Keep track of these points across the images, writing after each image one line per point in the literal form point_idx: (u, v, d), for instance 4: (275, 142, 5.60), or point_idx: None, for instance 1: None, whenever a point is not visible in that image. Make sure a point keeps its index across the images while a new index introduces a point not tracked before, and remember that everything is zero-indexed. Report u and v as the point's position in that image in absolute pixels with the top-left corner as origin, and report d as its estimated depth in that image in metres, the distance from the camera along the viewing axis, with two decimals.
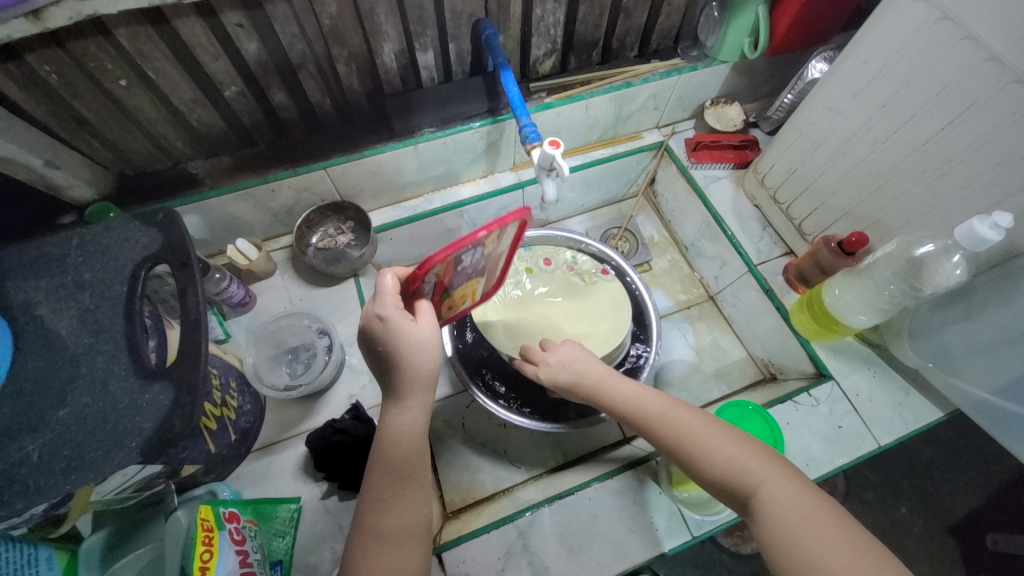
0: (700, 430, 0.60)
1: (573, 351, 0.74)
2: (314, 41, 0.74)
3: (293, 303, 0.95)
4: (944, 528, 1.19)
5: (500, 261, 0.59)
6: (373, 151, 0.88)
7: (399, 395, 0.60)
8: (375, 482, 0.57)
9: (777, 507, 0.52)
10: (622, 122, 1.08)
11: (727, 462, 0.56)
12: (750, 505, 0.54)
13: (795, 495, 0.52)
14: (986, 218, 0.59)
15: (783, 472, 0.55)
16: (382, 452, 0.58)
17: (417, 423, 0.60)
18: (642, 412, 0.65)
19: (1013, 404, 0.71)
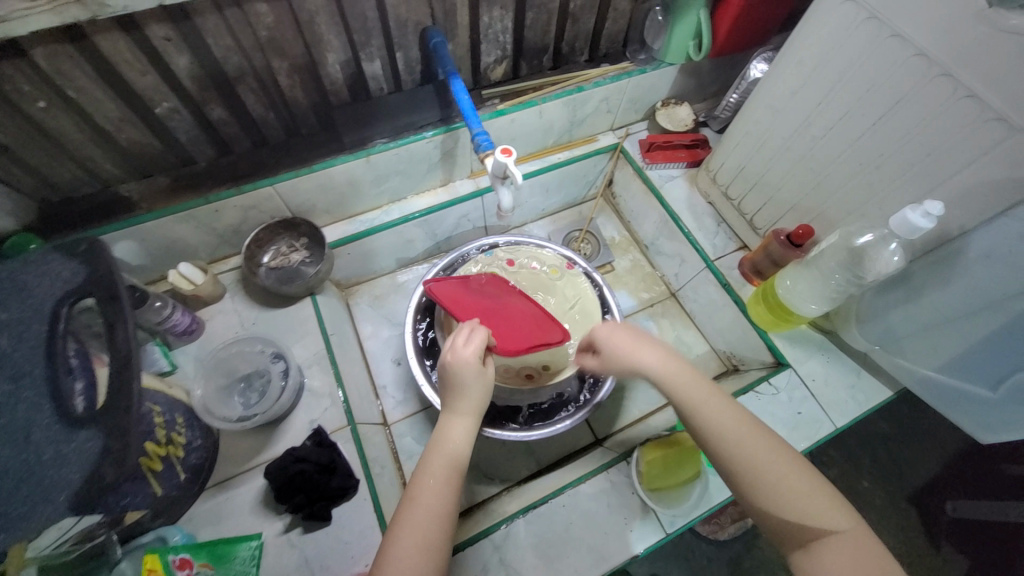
0: (782, 463, 0.55)
1: (645, 342, 0.67)
2: (251, 53, 0.71)
3: (246, 327, 0.88)
4: (904, 498, 1.26)
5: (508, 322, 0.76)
6: (323, 165, 0.85)
7: (460, 409, 0.63)
8: (428, 475, 0.58)
9: (848, 560, 0.49)
10: (577, 125, 1.09)
11: (802, 504, 0.52)
12: (815, 549, 0.51)
13: (871, 551, 0.50)
14: (918, 207, 0.62)
15: (855, 522, 0.52)
16: (439, 454, 0.60)
17: (466, 438, 0.62)
18: (719, 424, 0.58)
19: (953, 379, 0.76)
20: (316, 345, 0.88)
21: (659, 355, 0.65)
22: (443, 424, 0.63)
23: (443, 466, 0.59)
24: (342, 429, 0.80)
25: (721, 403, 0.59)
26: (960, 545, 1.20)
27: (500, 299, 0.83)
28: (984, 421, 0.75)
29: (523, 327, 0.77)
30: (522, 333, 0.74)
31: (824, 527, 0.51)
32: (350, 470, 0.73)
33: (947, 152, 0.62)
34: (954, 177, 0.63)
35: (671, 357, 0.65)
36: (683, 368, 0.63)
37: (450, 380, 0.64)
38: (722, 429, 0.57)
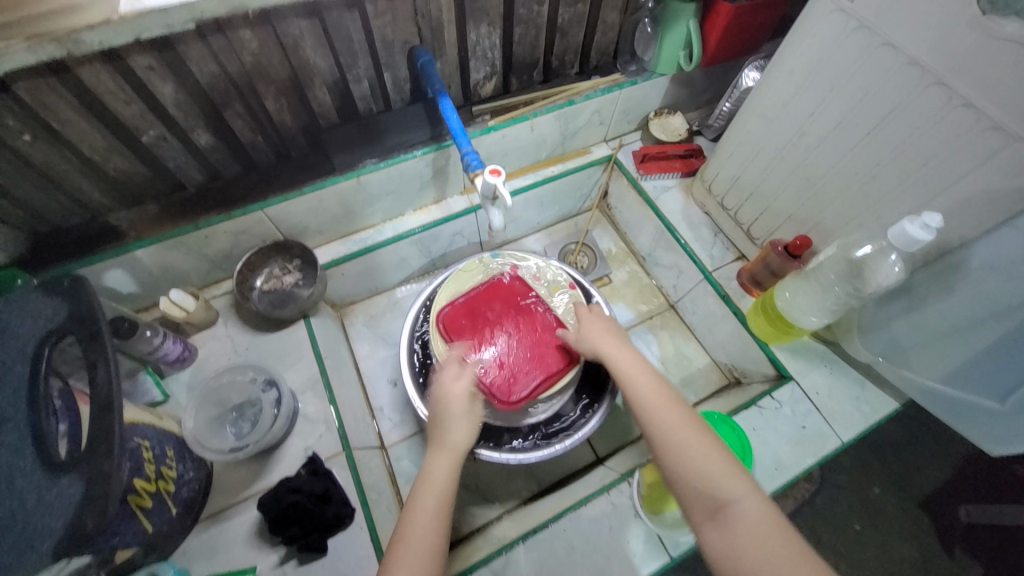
0: (690, 432, 0.60)
1: (598, 330, 0.76)
2: (237, 79, 0.70)
3: (239, 354, 0.87)
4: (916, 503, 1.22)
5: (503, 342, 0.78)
6: (313, 188, 0.85)
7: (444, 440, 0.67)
8: (418, 504, 0.60)
9: (742, 527, 0.52)
10: (570, 138, 1.08)
11: (706, 474, 0.56)
12: (717, 517, 0.54)
13: (765, 520, 0.52)
14: (916, 219, 0.61)
15: (757, 494, 0.54)
16: (427, 483, 0.63)
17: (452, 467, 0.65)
18: (644, 399, 0.66)
19: (960, 392, 0.74)
20: (309, 370, 0.87)
21: (604, 343, 0.74)
22: (429, 456, 0.66)
23: (430, 499, 0.61)
24: (338, 456, 0.78)
25: (646, 382, 0.67)
26: (973, 551, 1.16)
27: (500, 324, 0.79)
28: (994, 434, 0.73)
29: (528, 365, 0.76)
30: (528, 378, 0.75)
31: (719, 486, 0.55)
32: (346, 499, 0.72)
33: (945, 161, 0.61)
34: (952, 187, 0.61)
35: (615, 343, 0.74)
36: (622, 353, 0.72)
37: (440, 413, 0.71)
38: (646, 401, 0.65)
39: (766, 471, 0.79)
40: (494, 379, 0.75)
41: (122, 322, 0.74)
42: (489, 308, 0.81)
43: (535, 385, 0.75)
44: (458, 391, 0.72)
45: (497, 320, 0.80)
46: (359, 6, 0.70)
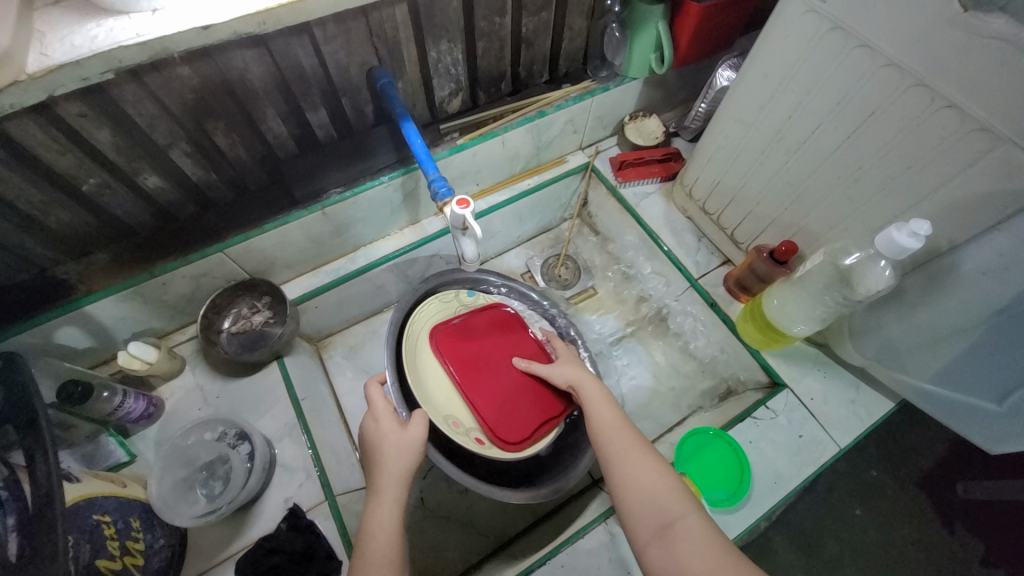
0: (637, 454, 0.60)
1: (570, 362, 0.78)
2: (182, 118, 0.66)
3: (210, 404, 0.84)
4: (914, 483, 1.17)
5: (492, 392, 0.79)
6: (275, 223, 0.80)
7: (382, 490, 0.61)
8: (361, 562, 0.56)
9: (683, 544, 0.51)
10: (544, 150, 1.05)
11: (651, 492, 0.56)
12: (663, 537, 0.53)
13: (707, 537, 0.52)
14: (904, 227, 0.58)
15: (699, 512, 0.54)
16: (369, 545, 0.57)
17: (394, 520, 0.59)
18: (599, 421, 0.66)
19: (948, 390, 0.73)
20: (286, 415, 0.83)
21: (570, 369, 0.75)
22: (370, 508, 0.60)
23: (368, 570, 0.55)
24: (321, 504, 0.74)
25: (602, 403, 0.68)
26: (972, 526, 1.13)
27: (500, 356, 0.82)
28: (990, 433, 0.72)
29: (527, 405, 0.78)
30: (525, 418, 0.77)
31: (668, 507, 0.55)
32: (332, 551, 0.68)
33: (930, 164, 0.59)
34: (939, 190, 0.59)
35: (579, 369, 0.75)
36: (585, 377, 0.73)
37: (374, 461, 0.65)
38: (598, 426, 0.65)
39: (766, 486, 0.76)
40: (491, 427, 0.76)
41: (76, 386, 0.68)
42: (492, 337, 0.84)
43: (533, 426, 0.77)
44: (386, 434, 0.66)
45: (499, 351, 0.82)
46: (308, 31, 0.66)
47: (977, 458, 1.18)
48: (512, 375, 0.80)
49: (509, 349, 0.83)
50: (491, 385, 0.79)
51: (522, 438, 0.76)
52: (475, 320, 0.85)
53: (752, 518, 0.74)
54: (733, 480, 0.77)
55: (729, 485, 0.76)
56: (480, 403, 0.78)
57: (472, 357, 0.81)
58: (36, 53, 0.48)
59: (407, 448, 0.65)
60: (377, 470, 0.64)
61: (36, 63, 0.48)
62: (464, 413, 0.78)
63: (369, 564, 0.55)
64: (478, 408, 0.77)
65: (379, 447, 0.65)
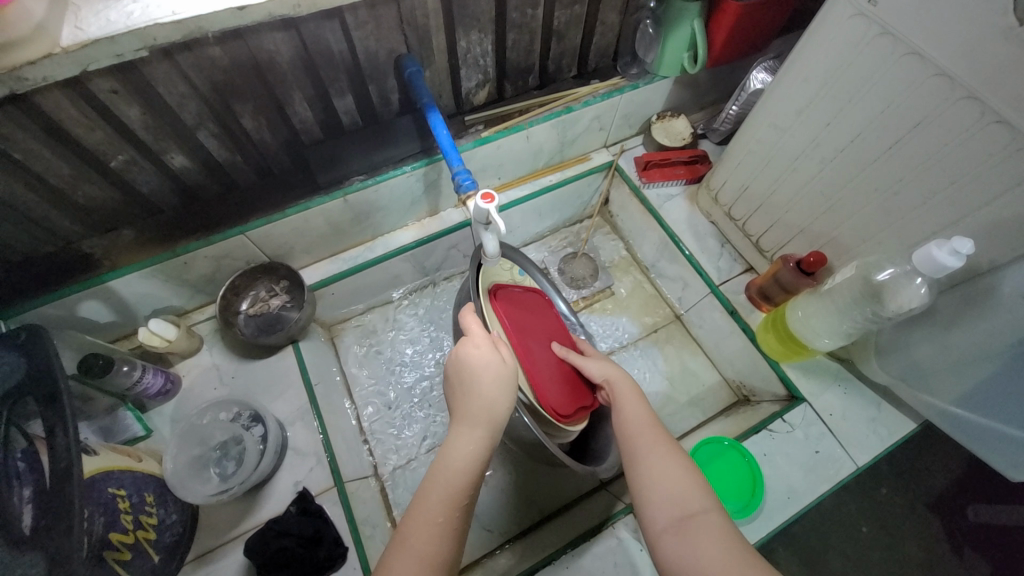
0: (662, 448, 0.59)
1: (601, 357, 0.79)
2: (210, 98, 0.66)
3: (225, 383, 0.85)
4: (926, 506, 1.14)
5: (541, 362, 0.77)
6: (297, 208, 0.80)
7: (473, 416, 0.59)
8: (437, 485, 0.53)
9: (700, 539, 0.50)
10: (568, 146, 1.03)
11: (674, 486, 0.55)
12: (682, 528, 0.52)
13: (728, 536, 0.50)
14: (945, 244, 0.56)
15: (719, 511, 0.53)
16: (450, 465, 0.55)
17: (479, 452, 0.57)
18: (626, 413, 0.65)
19: (974, 414, 0.70)
20: (298, 399, 0.83)
21: (605, 365, 0.76)
22: (451, 436, 0.58)
23: (446, 492, 0.53)
24: (330, 490, 0.75)
25: (631, 400, 0.67)
26: (985, 553, 1.09)
27: (542, 335, 0.81)
28: (1014, 461, 0.69)
29: (575, 384, 0.78)
30: (567, 394, 0.76)
31: (688, 503, 0.53)
32: (339, 537, 0.69)
33: (975, 180, 0.56)
34: (982, 208, 0.57)
35: (615, 365, 0.75)
36: (620, 373, 0.73)
37: (466, 390, 0.62)
38: (625, 415, 0.65)
39: (779, 500, 0.75)
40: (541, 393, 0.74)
41: (97, 360, 0.70)
42: (535, 318, 0.83)
43: (573, 406, 0.76)
44: (486, 365, 0.63)
45: (547, 331, 0.83)
46: (339, 16, 0.65)
47: (993, 483, 1.14)
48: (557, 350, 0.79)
49: (548, 333, 0.83)
50: (540, 354, 0.77)
51: (570, 413, 0.75)
52: (524, 297, 0.85)
53: (762, 531, 0.73)
54: (745, 491, 0.75)
55: (741, 497, 0.74)
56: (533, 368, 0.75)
57: (526, 325, 0.80)
58: (71, 26, 0.48)
59: (505, 388, 0.62)
60: (471, 395, 0.61)
61: (70, 37, 0.48)
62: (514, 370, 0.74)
63: (444, 488, 0.53)
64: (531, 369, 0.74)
65: (476, 378, 0.62)
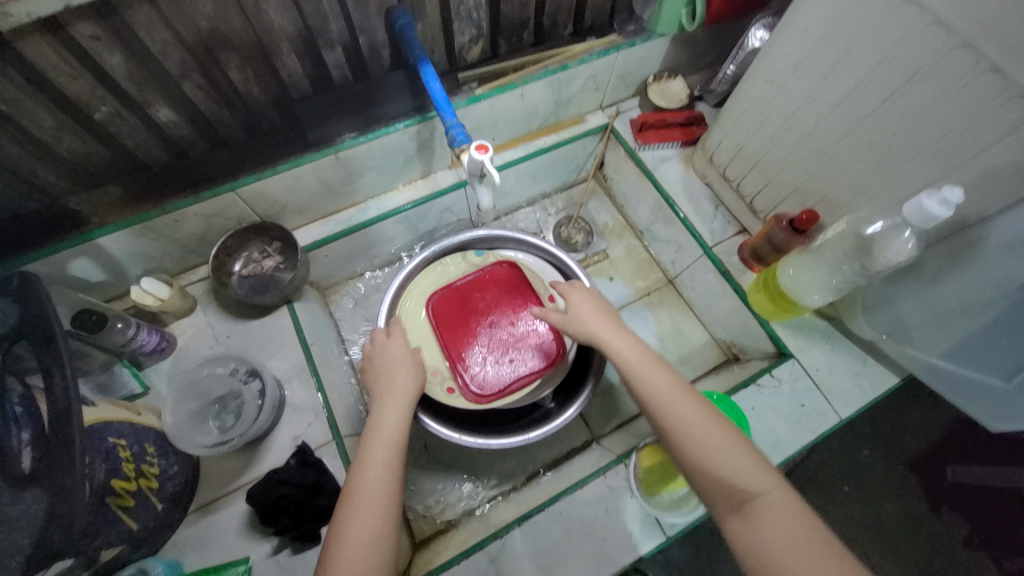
0: (701, 421, 0.58)
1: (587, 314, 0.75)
2: (196, 47, 0.64)
3: (220, 342, 0.85)
4: (905, 464, 1.18)
5: (467, 353, 0.85)
6: (289, 165, 0.79)
7: (393, 394, 0.67)
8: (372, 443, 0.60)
9: (772, 519, 0.50)
10: (563, 106, 1.01)
11: (727, 466, 0.54)
12: (743, 511, 0.52)
13: (801, 514, 0.50)
14: (935, 194, 0.56)
15: (781, 487, 0.53)
16: (376, 433, 0.62)
17: (400, 417, 0.64)
18: (650, 386, 0.63)
19: (957, 367, 0.72)
20: (294, 358, 0.84)
21: (597, 329, 0.73)
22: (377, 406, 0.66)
23: (383, 440, 0.61)
24: (328, 444, 0.77)
25: (651, 369, 0.65)
26: (961, 508, 1.14)
27: (482, 319, 0.88)
28: (992, 410, 0.73)
29: (506, 362, 0.85)
30: (495, 377, 0.84)
31: (748, 485, 0.53)
32: (338, 487, 0.71)
33: (967, 132, 0.57)
34: (974, 159, 0.57)
35: (608, 328, 0.72)
36: (621, 336, 0.70)
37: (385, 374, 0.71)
38: (653, 389, 0.62)
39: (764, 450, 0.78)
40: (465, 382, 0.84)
41: (90, 316, 0.70)
42: (479, 301, 0.89)
43: (502, 386, 0.83)
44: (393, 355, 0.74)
45: (485, 311, 0.88)
46: None
47: (973, 446, 1.17)
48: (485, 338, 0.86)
49: (489, 316, 0.88)
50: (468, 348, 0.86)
51: (499, 390, 0.84)
52: (473, 280, 0.91)
53: None
54: None
55: None
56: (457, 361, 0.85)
57: (461, 318, 0.88)
58: None
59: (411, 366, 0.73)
60: (393, 380, 0.70)
61: None
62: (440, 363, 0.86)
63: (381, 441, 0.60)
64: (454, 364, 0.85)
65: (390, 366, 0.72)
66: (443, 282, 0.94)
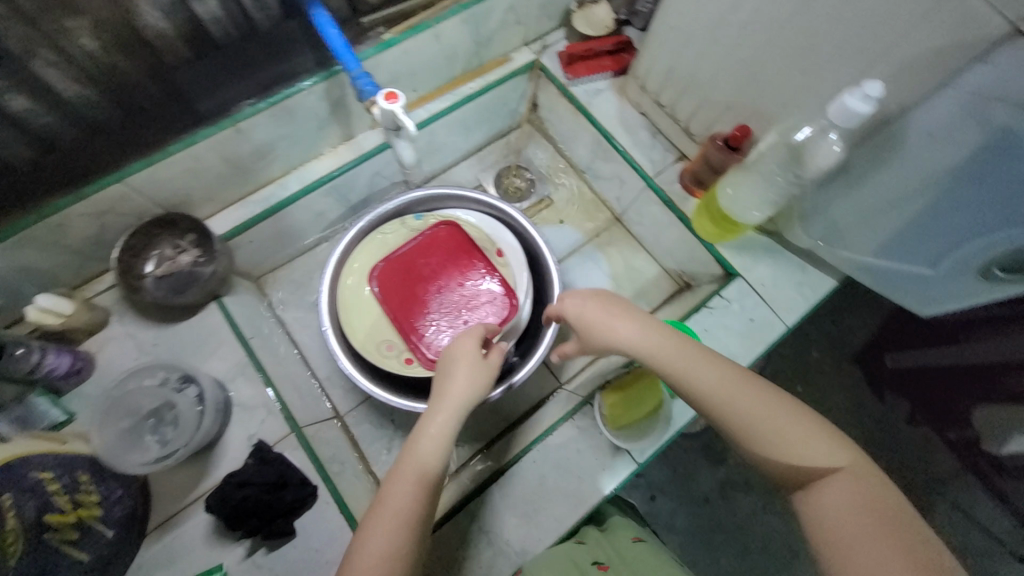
0: (765, 409, 0.57)
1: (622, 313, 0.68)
2: (29, 14, 0.53)
3: (147, 352, 0.78)
4: (848, 359, 1.28)
5: (419, 323, 0.82)
6: (181, 144, 0.70)
7: (448, 400, 0.65)
8: (404, 468, 0.61)
9: (836, 499, 0.52)
10: (485, 45, 0.94)
11: (798, 453, 0.55)
12: (808, 489, 0.54)
13: (871, 494, 0.52)
14: (857, 90, 0.56)
15: (852, 465, 0.54)
16: (416, 452, 0.62)
17: (445, 432, 0.63)
18: (710, 381, 0.60)
19: (889, 262, 0.76)
20: (234, 356, 0.78)
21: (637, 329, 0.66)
22: (422, 419, 0.65)
23: (417, 463, 0.61)
24: (287, 437, 0.73)
25: (708, 361, 0.61)
26: (899, 389, 1.25)
27: (431, 286, 0.84)
28: (918, 294, 0.79)
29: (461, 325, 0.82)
30: (451, 342, 0.81)
31: (822, 469, 0.54)
32: (304, 478, 0.69)
33: (884, 23, 0.56)
34: (892, 51, 0.57)
35: (652, 326, 0.66)
36: (666, 332, 0.65)
37: (442, 379, 0.69)
38: (712, 385, 0.59)
39: None
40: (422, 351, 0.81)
41: None
42: (425, 267, 0.85)
43: None
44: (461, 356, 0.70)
45: (431, 277, 0.84)
46: None
47: (917, 334, 1.22)
48: (436, 304, 0.83)
49: (437, 281, 0.84)
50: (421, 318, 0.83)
51: None
52: (414, 246, 0.86)
53: None
54: None
55: None
56: (409, 333, 0.82)
57: (408, 287, 0.84)
58: None
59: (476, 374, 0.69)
60: (448, 383, 0.67)
61: None
62: (395, 335, 0.84)
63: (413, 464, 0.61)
64: (407, 335, 0.82)
65: (449, 373, 0.69)
66: (384, 254, 0.88)
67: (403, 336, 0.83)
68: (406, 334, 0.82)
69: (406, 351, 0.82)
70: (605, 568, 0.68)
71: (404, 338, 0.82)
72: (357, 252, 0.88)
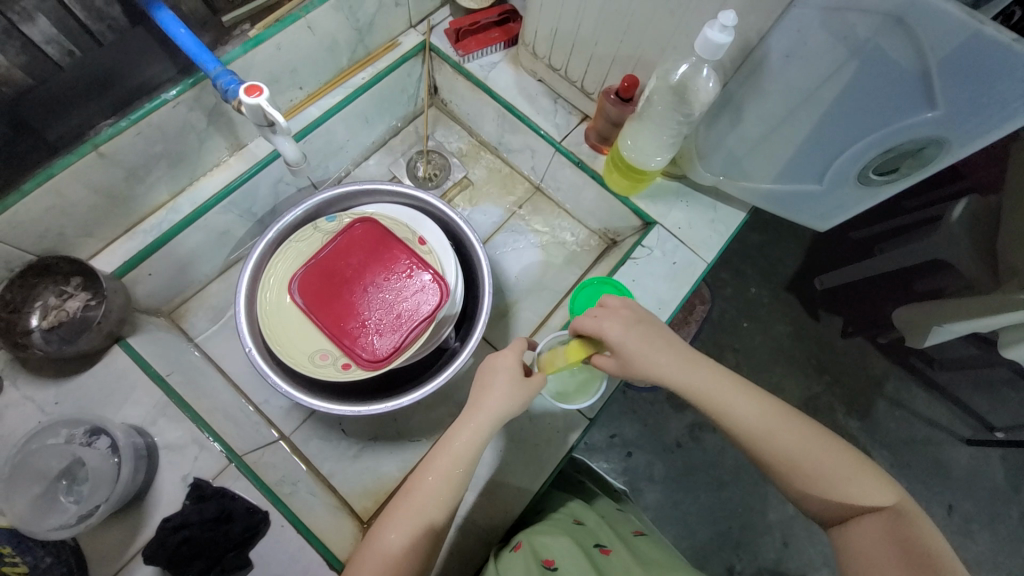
0: (807, 446, 0.55)
1: (660, 341, 0.62)
2: None
3: (49, 412, 0.71)
4: (778, 285, 1.35)
5: (352, 325, 0.80)
6: (38, 179, 0.64)
7: (483, 411, 0.62)
8: (414, 497, 0.58)
9: (877, 537, 0.50)
10: (367, 32, 0.91)
11: (835, 491, 0.53)
12: (846, 524, 0.53)
13: (924, 537, 0.49)
14: (715, 23, 0.59)
15: (890, 499, 0.52)
16: (446, 459, 0.60)
17: (477, 443, 0.61)
18: (752, 420, 0.57)
19: (787, 186, 0.81)
20: (151, 398, 0.72)
21: (672, 361, 0.61)
22: (443, 442, 0.62)
23: (426, 497, 0.58)
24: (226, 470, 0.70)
25: (746, 397, 0.59)
26: (826, 305, 1.34)
27: (357, 287, 0.81)
28: (816, 212, 0.84)
29: (395, 320, 0.80)
30: (386, 338, 0.79)
31: (861, 505, 0.52)
32: (252, 505, 0.66)
33: None
34: None
35: (692, 361, 0.61)
36: (705, 368, 0.61)
37: (476, 398, 0.64)
38: (755, 424, 0.57)
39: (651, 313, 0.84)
40: (358, 355, 0.78)
41: None
42: (349, 268, 0.82)
43: (396, 344, 0.79)
44: (506, 374, 0.65)
45: (356, 277, 0.82)
46: None
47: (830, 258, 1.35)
48: (365, 304, 0.81)
49: (363, 281, 0.82)
50: (353, 320, 0.80)
51: (394, 349, 0.79)
52: (332, 251, 0.82)
53: None
54: None
55: None
56: (341, 338, 0.79)
57: (334, 292, 0.81)
58: None
59: (511, 399, 0.63)
60: (485, 392, 0.64)
61: None
62: (328, 344, 0.80)
63: (421, 496, 0.58)
64: (339, 341, 0.79)
65: (486, 391, 0.64)
66: (301, 263, 0.84)
67: (337, 343, 0.80)
68: (339, 339, 0.79)
69: (342, 358, 0.79)
70: (608, 550, 0.67)
71: (337, 345, 0.79)
72: (272, 266, 0.83)
